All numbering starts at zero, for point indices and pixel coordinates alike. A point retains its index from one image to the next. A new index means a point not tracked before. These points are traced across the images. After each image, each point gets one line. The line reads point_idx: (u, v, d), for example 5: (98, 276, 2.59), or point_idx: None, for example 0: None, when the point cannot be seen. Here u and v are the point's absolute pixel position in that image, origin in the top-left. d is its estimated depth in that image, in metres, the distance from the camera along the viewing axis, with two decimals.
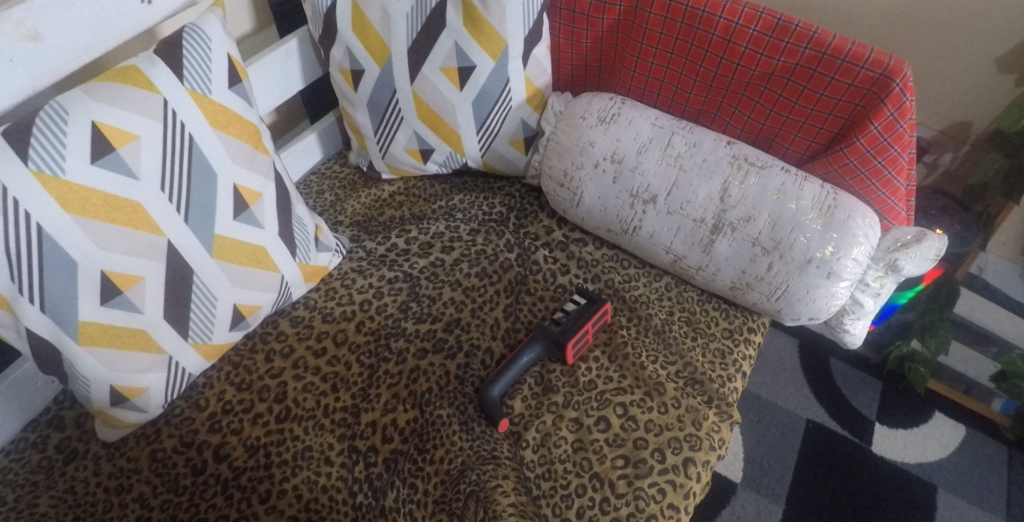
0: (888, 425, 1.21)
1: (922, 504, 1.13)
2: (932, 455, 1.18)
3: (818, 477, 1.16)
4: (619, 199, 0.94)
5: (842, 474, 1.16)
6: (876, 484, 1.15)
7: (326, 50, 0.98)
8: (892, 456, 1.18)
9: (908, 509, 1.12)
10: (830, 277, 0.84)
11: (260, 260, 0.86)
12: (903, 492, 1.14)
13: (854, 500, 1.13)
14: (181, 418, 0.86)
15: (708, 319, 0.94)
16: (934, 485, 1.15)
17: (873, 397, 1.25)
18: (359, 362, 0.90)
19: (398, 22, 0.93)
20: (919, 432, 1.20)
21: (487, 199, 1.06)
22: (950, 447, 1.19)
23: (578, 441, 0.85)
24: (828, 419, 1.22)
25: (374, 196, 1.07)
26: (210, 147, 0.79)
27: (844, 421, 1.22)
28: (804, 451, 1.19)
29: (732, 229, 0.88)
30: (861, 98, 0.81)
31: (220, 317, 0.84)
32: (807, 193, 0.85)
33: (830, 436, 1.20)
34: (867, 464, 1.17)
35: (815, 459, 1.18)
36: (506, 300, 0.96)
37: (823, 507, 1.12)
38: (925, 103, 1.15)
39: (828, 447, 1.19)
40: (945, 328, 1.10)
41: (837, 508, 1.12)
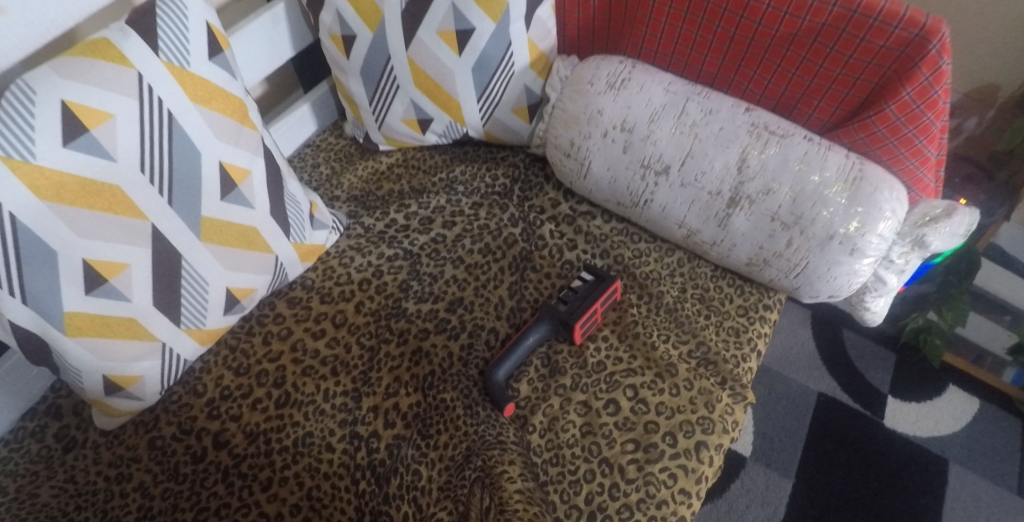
0: (902, 398, 1.19)
1: (933, 479, 1.11)
2: (945, 428, 1.15)
3: (829, 449, 1.14)
4: (629, 170, 0.89)
5: (854, 447, 1.14)
6: (888, 458, 1.13)
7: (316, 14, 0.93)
8: (905, 430, 1.15)
9: (919, 483, 1.10)
10: (853, 254, 0.79)
11: (252, 241, 0.82)
12: (915, 466, 1.12)
13: (865, 474, 1.11)
14: (179, 405, 0.83)
15: (722, 296, 0.90)
16: (947, 459, 1.13)
17: (886, 370, 1.21)
18: (359, 344, 0.87)
19: None
20: (933, 405, 1.18)
21: (490, 170, 1.01)
22: (962, 420, 1.16)
23: (587, 425, 0.82)
24: (840, 392, 1.19)
25: (371, 168, 1.02)
26: (192, 123, 0.74)
27: (857, 394, 1.19)
28: (815, 424, 1.16)
29: (750, 203, 0.83)
30: (893, 61, 0.75)
31: (213, 302, 0.81)
32: (830, 163, 0.80)
33: (843, 409, 1.18)
34: (878, 438, 1.15)
35: (827, 432, 1.15)
36: (511, 278, 0.92)
37: (833, 481, 1.11)
38: None
39: (840, 420, 1.17)
40: (963, 301, 1.06)
41: (847, 482, 1.11)
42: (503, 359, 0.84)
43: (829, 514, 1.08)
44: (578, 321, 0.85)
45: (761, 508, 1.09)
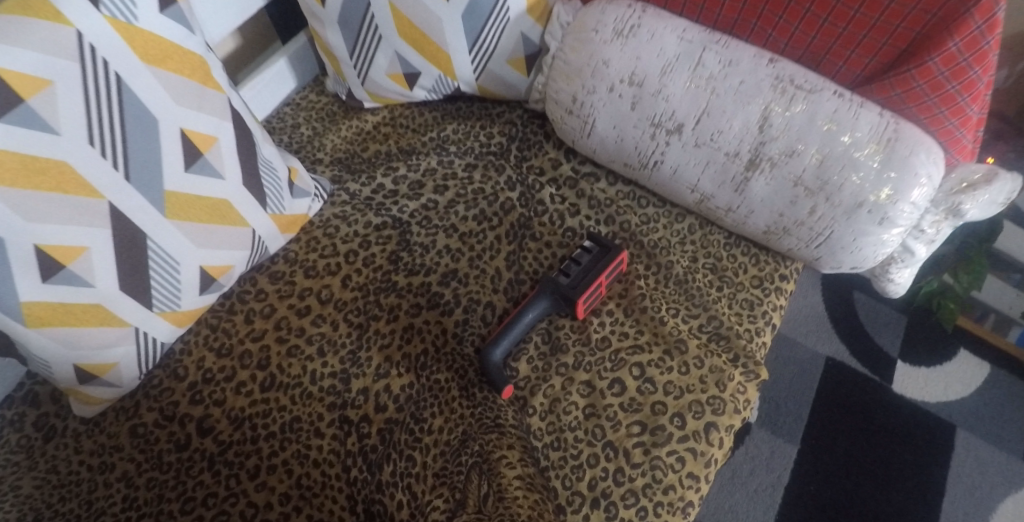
0: (912, 362, 1.15)
1: (939, 445, 1.08)
2: (954, 394, 1.12)
3: (836, 415, 1.11)
4: (638, 128, 0.81)
5: (860, 413, 1.11)
6: (894, 422, 1.10)
7: None
8: (913, 396, 1.12)
9: (925, 449, 1.08)
10: (882, 224, 0.72)
11: (225, 215, 0.75)
12: (920, 432, 1.09)
13: (871, 439, 1.09)
14: (160, 389, 0.79)
15: (735, 266, 0.83)
16: (953, 425, 1.10)
17: (896, 334, 1.17)
18: (347, 321, 0.81)
19: None
20: (942, 370, 1.14)
21: (484, 127, 0.93)
22: (972, 386, 1.13)
23: (590, 406, 0.77)
24: (849, 357, 1.15)
25: (356, 127, 0.95)
26: (144, 87, 0.67)
27: (865, 358, 1.15)
28: (822, 390, 1.13)
29: (770, 166, 0.75)
30: (941, 7, 0.67)
31: (187, 282, 0.75)
32: (862, 122, 0.72)
33: (850, 374, 1.14)
34: (884, 403, 1.12)
35: (834, 397, 1.12)
36: (509, 247, 0.86)
37: (837, 447, 1.08)
38: None
39: (848, 385, 1.13)
40: (982, 264, 0.99)
41: (852, 447, 1.08)
42: (500, 337, 0.78)
43: (832, 480, 1.06)
44: (580, 295, 0.79)
45: (765, 475, 1.07)
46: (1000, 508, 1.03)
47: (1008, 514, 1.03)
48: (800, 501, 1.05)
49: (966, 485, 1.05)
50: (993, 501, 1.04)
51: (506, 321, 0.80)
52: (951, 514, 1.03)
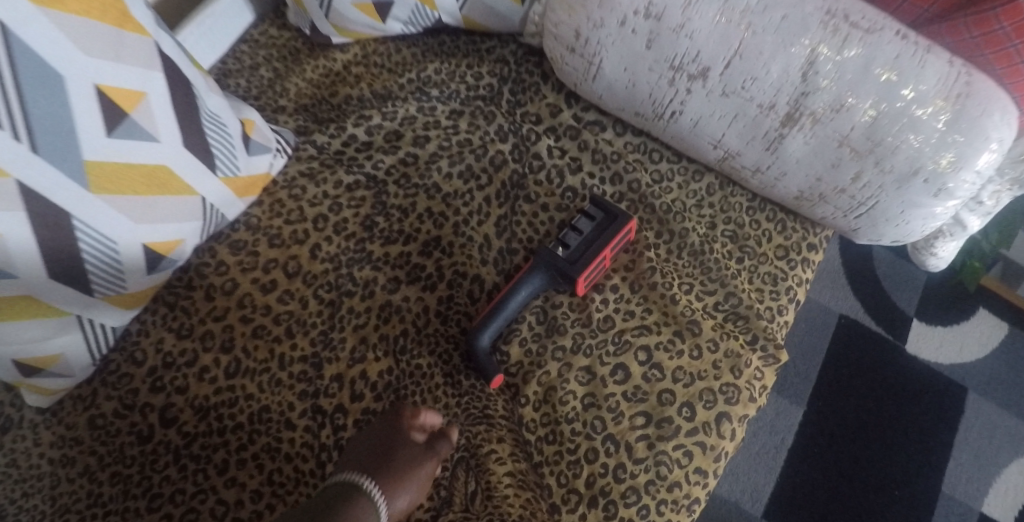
0: (927, 322, 1.09)
1: (950, 408, 1.04)
2: (968, 356, 1.07)
3: (845, 375, 1.04)
4: (654, 72, 0.68)
5: (872, 374, 1.05)
6: (905, 382, 1.05)
7: None
8: (927, 357, 1.07)
9: (936, 411, 1.03)
10: (937, 195, 0.62)
11: (166, 183, 0.65)
12: (931, 394, 1.04)
13: (880, 401, 1.03)
14: (119, 376, 0.71)
15: (759, 233, 0.73)
16: (965, 388, 1.05)
17: (913, 292, 1.11)
18: (317, 298, 0.72)
19: None
20: (959, 330, 1.09)
21: (471, 67, 0.80)
22: (987, 346, 1.08)
23: (590, 395, 0.69)
24: (864, 315, 1.09)
25: (323, 67, 0.82)
26: (40, 35, 0.55)
27: (881, 317, 1.09)
28: (833, 349, 1.06)
29: (812, 122, 0.63)
30: None
31: (129, 264, 0.66)
32: (928, 71, 0.59)
33: (864, 333, 1.08)
34: (896, 363, 1.06)
35: (847, 356, 1.06)
36: (499, 211, 0.75)
37: (848, 409, 1.03)
38: None
39: (861, 344, 1.07)
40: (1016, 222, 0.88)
41: (862, 409, 1.03)
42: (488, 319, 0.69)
43: (839, 443, 1.01)
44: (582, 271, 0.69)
45: (769, 436, 1.01)
46: (1003, 473, 1.00)
47: (1011, 479, 1.00)
48: (805, 463, 1.00)
49: (972, 450, 1.02)
50: (999, 466, 1.00)
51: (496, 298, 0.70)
52: (956, 478, 1.00)
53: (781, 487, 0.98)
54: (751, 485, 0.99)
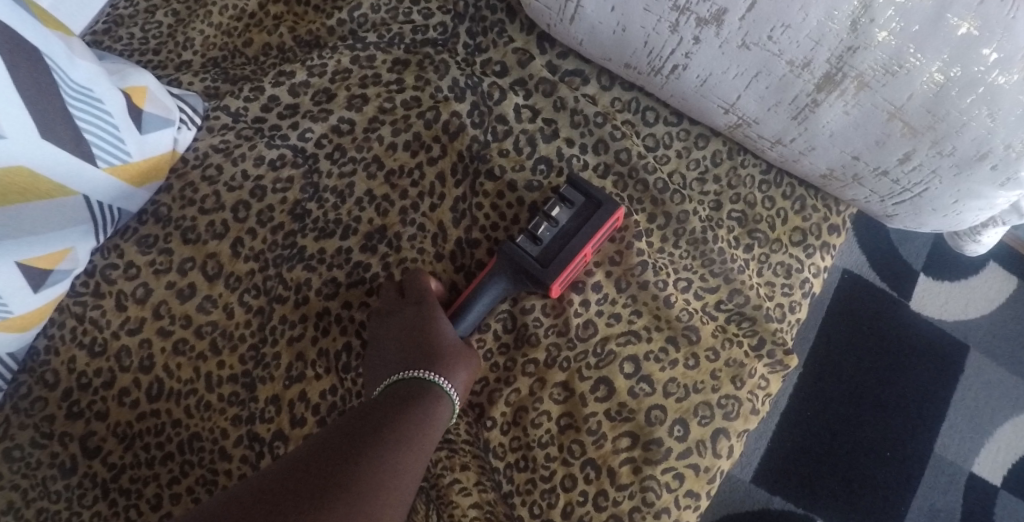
0: (936, 276, 0.98)
1: (949, 366, 0.95)
2: (974, 312, 0.97)
3: (848, 334, 0.95)
4: (650, 15, 0.50)
5: (875, 332, 0.95)
6: (907, 341, 0.95)
7: None
8: (931, 314, 0.97)
9: (934, 370, 0.95)
10: (1004, 185, 0.47)
11: (32, 187, 0.52)
12: (930, 353, 0.95)
13: (878, 362, 0.94)
14: (31, 401, 0.62)
15: (773, 214, 0.59)
16: (967, 346, 0.96)
17: (924, 242, 0.99)
18: (244, 306, 0.61)
19: None
20: (965, 285, 0.98)
21: (417, 2, 0.63)
22: (994, 302, 0.98)
23: (567, 415, 0.59)
24: (867, 270, 0.97)
25: (233, 7, 0.66)
26: None
27: (885, 272, 0.97)
28: (834, 305, 0.96)
29: (857, 87, 0.47)
30: None
31: (7, 287, 0.54)
32: (1020, 25, 0.41)
33: (868, 289, 0.97)
34: (898, 320, 0.96)
35: (847, 313, 0.95)
36: (455, 192, 0.61)
37: (843, 368, 0.94)
38: None
39: (863, 301, 0.96)
40: None
41: (862, 369, 0.94)
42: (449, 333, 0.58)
43: (834, 405, 0.93)
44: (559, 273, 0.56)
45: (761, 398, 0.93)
46: (998, 433, 0.94)
47: (1005, 438, 0.94)
48: (800, 426, 0.92)
49: (969, 410, 0.94)
50: (994, 426, 0.94)
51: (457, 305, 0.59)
52: (948, 438, 0.93)
53: (772, 451, 0.91)
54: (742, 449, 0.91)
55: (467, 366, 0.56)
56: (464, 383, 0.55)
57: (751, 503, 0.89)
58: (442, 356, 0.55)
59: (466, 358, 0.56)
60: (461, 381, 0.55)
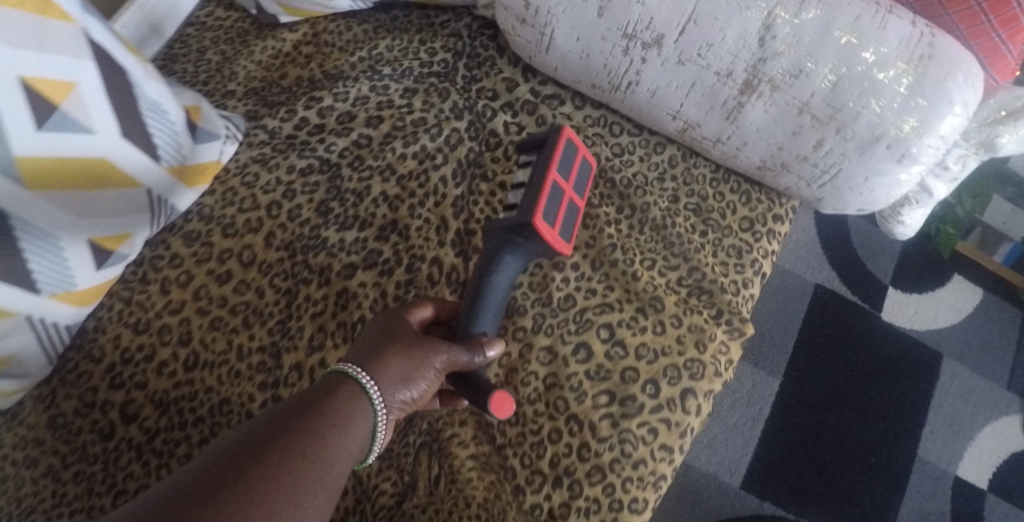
0: (903, 289, 1.12)
1: (925, 372, 1.07)
2: (943, 321, 1.11)
3: (825, 344, 1.07)
4: (607, 41, 0.65)
5: (852, 341, 1.07)
6: (885, 350, 1.07)
7: None
8: (902, 323, 1.09)
9: (911, 376, 1.07)
10: (902, 161, 0.60)
11: (110, 175, 0.63)
12: (906, 362, 1.07)
13: (857, 369, 1.06)
14: (77, 374, 0.71)
15: (723, 206, 0.72)
16: (940, 354, 1.08)
17: (890, 259, 1.13)
18: (274, 287, 0.71)
19: None
20: (933, 297, 1.12)
21: (424, 42, 0.78)
22: (961, 312, 1.11)
23: (552, 376, 0.68)
24: (839, 283, 1.11)
25: (272, 48, 0.80)
26: None
27: (856, 285, 1.11)
28: (810, 318, 1.08)
29: (771, 89, 0.61)
30: None
31: (76, 260, 0.65)
32: (890, 32, 0.57)
33: (840, 301, 1.10)
34: (873, 331, 1.08)
35: (821, 326, 1.08)
36: (456, 191, 0.73)
37: (823, 376, 1.05)
38: None
39: (837, 313, 1.09)
40: None
41: (835, 378, 1.05)
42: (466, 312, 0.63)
43: (809, 413, 1.03)
44: (548, 228, 0.62)
45: (745, 407, 1.04)
46: (979, 436, 1.05)
47: (985, 442, 1.05)
48: (782, 433, 1.02)
49: (946, 415, 1.05)
50: (974, 430, 1.05)
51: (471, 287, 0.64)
52: (931, 443, 1.04)
53: (757, 458, 1.01)
54: (729, 457, 1.01)
55: (406, 367, 0.57)
56: (399, 375, 0.56)
57: (742, 509, 0.98)
58: (380, 351, 0.56)
59: (410, 353, 0.57)
60: (399, 375, 0.56)
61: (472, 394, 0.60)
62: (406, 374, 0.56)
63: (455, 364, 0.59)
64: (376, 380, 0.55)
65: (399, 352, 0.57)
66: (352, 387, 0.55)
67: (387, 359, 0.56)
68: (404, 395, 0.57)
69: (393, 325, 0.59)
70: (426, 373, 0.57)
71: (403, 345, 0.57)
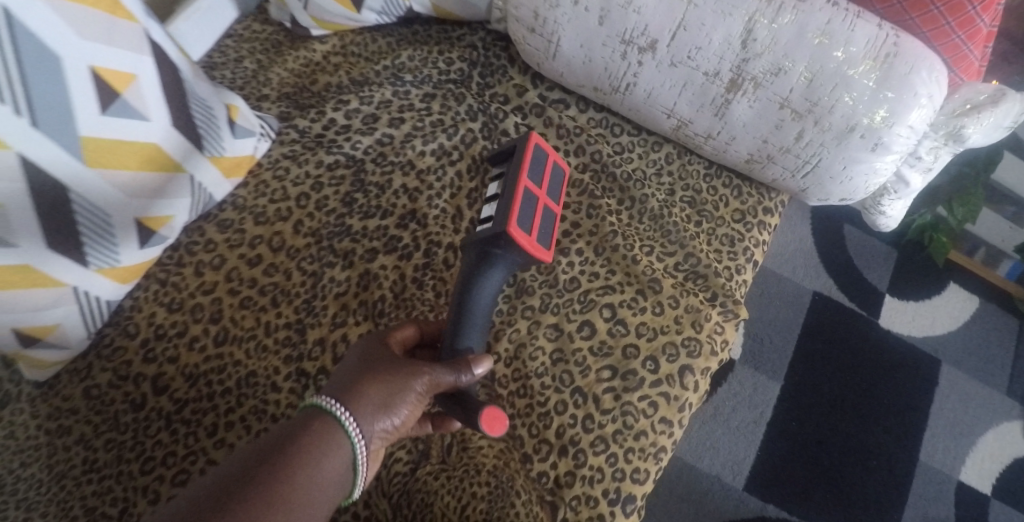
0: (901, 297, 1.15)
1: (925, 378, 1.11)
2: (942, 328, 1.14)
3: (825, 349, 1.10)
4: (607, 47, 0.73)
5: (850, 347, 1.11)
6: (884, 357, 1.11)
7: None
8: (900, 330, 1.13)
9: (911, 382, 1.10)
10: (875, 150, 0.66)
11: (157, 160, 0.70)
12: (906, 369, 1.11)
13: (857, 374, 1.09)
14: (112, 349, 0.75)
15: (716, 199, 0.78)
16: (940, 360, 1.12)
17: (886, 268, 1.17)
18: (300, 270, 0.77)
19: None
20: (931, 304, 1.15)
21: (443, 53, 0.86)
22: (959, 321, 1.15)
23: (558, 351, 0.73)
24: (836, 291, 1.14)
25: (304, 58, 0.87)
26: (38, 19, 0.59)
27: (853, 293, 1.15)
28: (808, 325, 1.12)
29: (754, 86, 0.68)
30: None
31: (123, 237, 0.70)
32: (857, 34, 0.64)
33: (838, 308, 1.13)
34: (871, 338, 1.12)
35: (821, 333, 1.11)
36: (471, 184, 0.79)
37: (823, 380, 1.09)
38: None
39: (835, 319, 1.13)
40: (977, 196, 0.96)
41: (835, 383, 1.09)
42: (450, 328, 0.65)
43: (807, 416, 1.07)
44: (526, 238, 0.66)
45: (749, 410, 1.07)
46: (980, 442, 1.08)
47: (986, 448, 1.08)
48: (782, 436, 1.05)
49: (947, 422, 1.08)
50: (976, 436, 1.08)
51: (453, 304, 0.67)
52: (934, 448, 1.07)
53: (760, 461, 1.04)
54: (733, 459, 1.04)
55: (383, 395, 0.59)
56: (374, 403, 0.58)
57: (747, 510, 1.01)
58: (358, 380, 0.59)
59: (384, 382, 0.59)
60: (375, 404, 0.58)
61: (464, 413, 0.62)
62: (383, 402, 0.59)
63: (439, 386, 0.62)
64: (352, 411, 0.57)
65: (378, 380, 0.59)
66: (329, 422, 0.57)
67: (364, 389, 0.58)
68: (387, 421, 0.59)
69: (371, 353, 0.62)
70: (404, 399, 0.60)
71: (379, 375, 0.59)
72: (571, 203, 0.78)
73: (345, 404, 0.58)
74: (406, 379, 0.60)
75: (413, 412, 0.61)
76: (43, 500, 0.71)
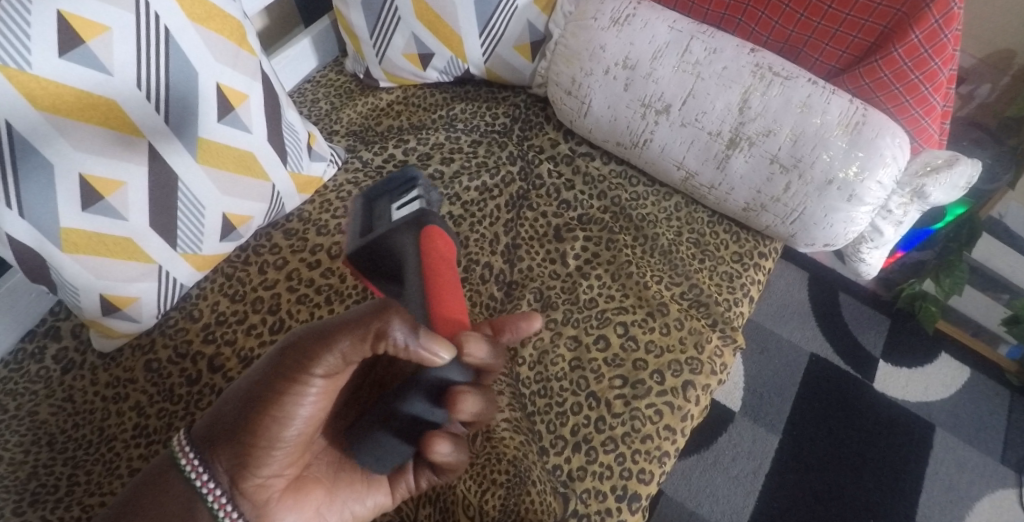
0: (894, 363, 1.25)
1: (918, 442, 1.18)
2: (933, 394, 1.22)
3: (817, 408, 1.19)
4: (630, 108, 0.88)
5: (844, 407, 1.20)
6: (879, 419, 1.19)
7: (344, 14, 0.99)
8: (893, 394, 1.22)
9: (904, 445, 1.17)
10: (850, 200, 0.79)
11: (250, 167, 0.82)
12: (898, 432, 1.18)
13: (853, 433, 1.18)
14: (175, 329, 0.84)
15: (717, 241, 0.91)
16: (933, 424, 1.19)
17: (878, 334, 1.27)
18: (354, 274, 0.87)
19: (446, 8, 0.93)
20: (923, 372, 1.24)
21: (490, 109, 1.02)
22: (951, 387, 1.23)
23: (576, 359, 0.83)
24: (831, 354, 1.25)
25: (371, 104, 1.04)
26: (188, 39, 0.74)
27: (848, 357, 1.25)
28: (805, 385, 1.22)
29: (749, 145, 0.82)
30: (890, 20, 0.79)
31: (209, 228, 0.81)
32: (832, 107, 0.80)
33: (834, 370, 1.23)
34: (865, 400, 1.21)
35: (816, 392, 1.21)
36: (508, 216, 0.92)
37: (819, 436, 1.17)
38: (973, 30, 1.13)
39: (829, 379, 1.22)
40: (959, 268, 1.11)
41: (831, 439, 1.17)
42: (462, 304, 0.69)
43: (797, 470, 1.14)
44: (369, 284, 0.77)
45: (748, 462, 1.15)
46: (976, 506, 1.13)
47: (984, 512, 1.13)
48: (778, 488, 1.12)
49: (942, 485, 1.14)
50: (972, 500, 1.13)
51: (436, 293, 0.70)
52: (929, 509, 1.12)
53: (758, 510, 1.11)
54: (731, 507, 1.11)
55: (236, 428, 0.63)
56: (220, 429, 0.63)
57: None
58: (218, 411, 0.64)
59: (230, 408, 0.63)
60: (220, 429, 0.63)
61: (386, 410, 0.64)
62: (236, 434, 0.63)
63: (306, 377, 0.61)
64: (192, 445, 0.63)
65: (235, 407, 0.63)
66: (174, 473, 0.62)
67: (216, 423, 0.63)
68: (250, 453, 0.62)
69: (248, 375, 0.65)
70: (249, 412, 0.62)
71: (233, 399, 0.64)
72: (594, 236, 0.91)
73: (196, 446, 0.63)
74: (259, 394, 0.62)
75: (290, 425, 0.63)
76: (91, 459, 0.77)
